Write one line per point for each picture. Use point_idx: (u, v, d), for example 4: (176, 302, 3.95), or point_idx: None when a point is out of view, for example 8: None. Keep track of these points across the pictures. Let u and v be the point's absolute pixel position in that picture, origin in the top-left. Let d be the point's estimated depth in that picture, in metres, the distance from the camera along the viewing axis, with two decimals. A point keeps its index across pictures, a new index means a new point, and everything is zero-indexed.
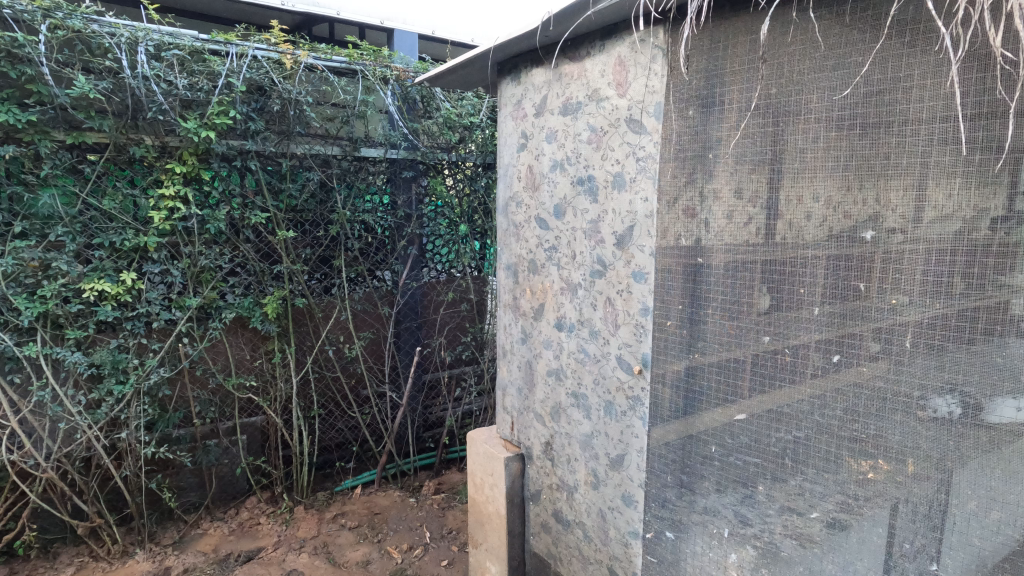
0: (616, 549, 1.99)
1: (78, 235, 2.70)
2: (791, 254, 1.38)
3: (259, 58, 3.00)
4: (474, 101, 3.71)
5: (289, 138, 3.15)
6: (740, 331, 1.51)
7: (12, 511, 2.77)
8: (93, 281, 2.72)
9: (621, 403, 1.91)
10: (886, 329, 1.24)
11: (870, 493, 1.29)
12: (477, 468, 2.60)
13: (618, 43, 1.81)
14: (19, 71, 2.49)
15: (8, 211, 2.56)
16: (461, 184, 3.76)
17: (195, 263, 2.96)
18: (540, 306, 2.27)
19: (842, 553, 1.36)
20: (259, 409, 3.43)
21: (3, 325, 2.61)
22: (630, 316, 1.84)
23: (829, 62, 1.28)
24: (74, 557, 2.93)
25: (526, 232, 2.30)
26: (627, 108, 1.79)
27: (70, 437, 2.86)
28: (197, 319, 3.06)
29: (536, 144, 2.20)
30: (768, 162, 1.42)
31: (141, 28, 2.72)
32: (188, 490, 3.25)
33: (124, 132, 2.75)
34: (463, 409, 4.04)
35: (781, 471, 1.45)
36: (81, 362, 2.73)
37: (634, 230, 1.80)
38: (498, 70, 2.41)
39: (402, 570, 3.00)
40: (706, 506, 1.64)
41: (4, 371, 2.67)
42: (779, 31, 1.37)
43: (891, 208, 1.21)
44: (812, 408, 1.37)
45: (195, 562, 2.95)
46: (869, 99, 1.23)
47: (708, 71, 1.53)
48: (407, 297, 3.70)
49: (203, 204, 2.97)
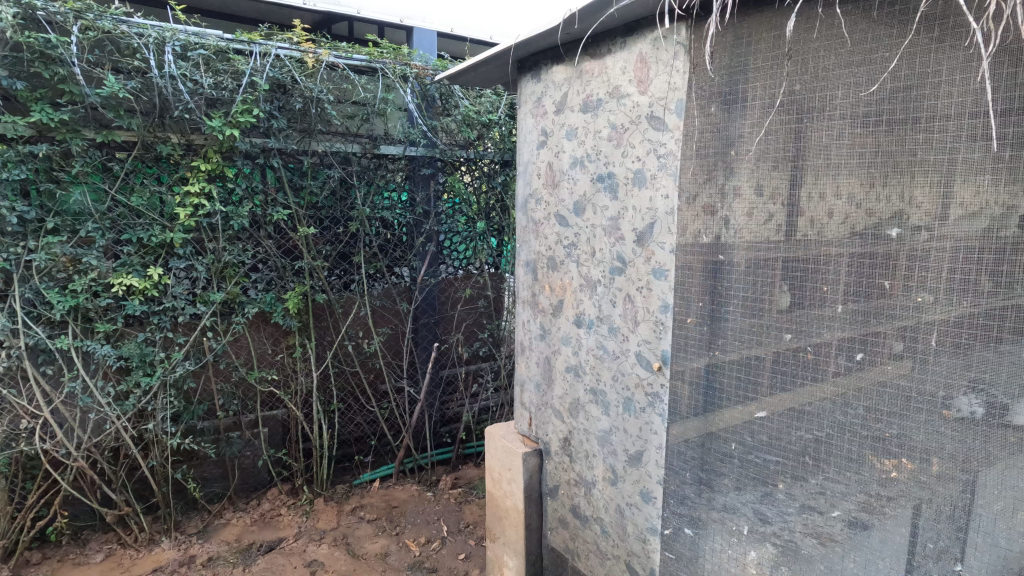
0: (634, 545, 1.99)
1: (107, 232, 2.77)
2: (814, 252, 1.37)
3: (282, 57, 3.05)
4: (493, 98, 3.72)
5: (310, 136, 3.20)
6: (762, 330, 1.51)
7: (45, 499, 2.87)
8: (121, 276, 2.80)
9: (640, 400, 1.92)
10: (911, 328, 1.23)
11: (893, 493, 1.28)
12: (495, 462, 2.62)
13: (640, 40, 1.80)
14: (52, 71, 2.56)
15: (42, 207, 2.64)
16: (478, 181, 3.77)
17: (219, 259, 3.03)
18: (559, 303, 2.28)
19: (864, 553, 1.35)
20: (281, 403, 3.49)
21: (37, 318, 2.71)
22: (650, 313, 1.84)
23: (854, 58, 1.27)
24: (103, 544, 3.01)
25: (545, 229, 2.31)
26: (648, 105, 1.79)
27: (100, 427, 2.94)
28: (221, 313, 3.12)
29: (556, 141, 2.20)
30: (791, 159, 1.41)
31: (168, 28, 2.78)
32: (212, 481, 3.31)
33: (151, 131, 2.82)
34: (480, 404, 4.07)
35: (801, 470, 1.45)
36: (110, 355, 2.81)
37: (655, 228, 1.80)
38: (519, 67, 2.41)
39: (420, 563, 3.04)
40: (725, 504, 1.64)
41: (38, 363, 2.76)
42: (804, 27, 1.35)
43: (915, 205, 1.20)
44: (835, 407, 1.37)
45: (219, 551, 3.02)
46: (896, 95, 1.21)
47: (731, 68, 1.53)
48: (425, 294, 3.73)
49: (227, 201, 3.03)
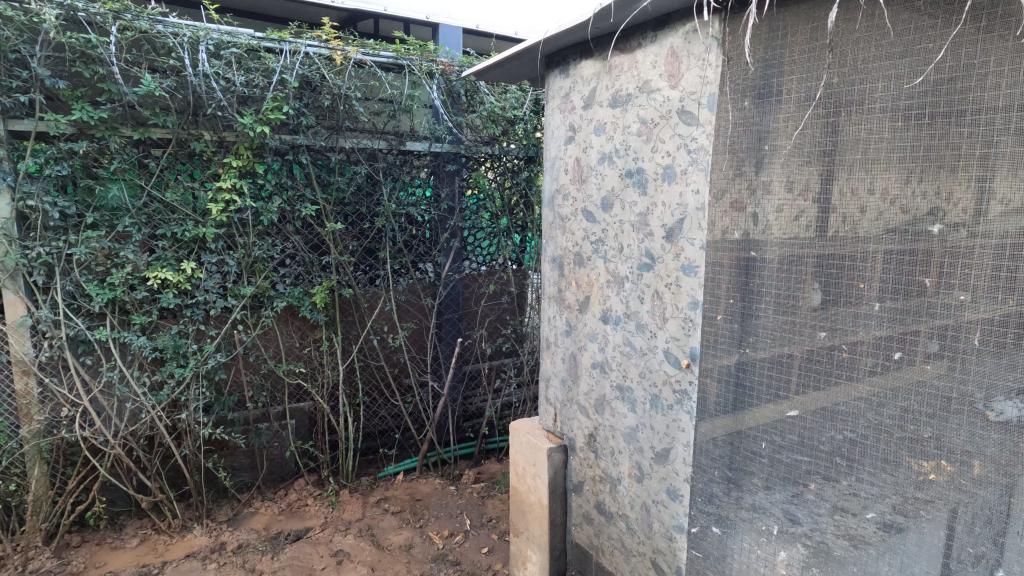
0: (660, 542, 1.98)
1: (143, 227, 2.85)
2: (850, 248, 1.34)
3: (311, 55, 3.09)
4: (518, 94, 3.71)
5: (338, 133, 3.24)
6: (794, 328, 1.49)
7: (84, 484, 2.97)
8: (156, 270, 2.88)
9: (668, 397, 1.90)
10: (952, 327, 1.19)
11: (931, 496, 1.25)
12: (520, 457, 2.63)
13: (671, 34, 1.79)
14: (92, 70, 2.66)
15: (81, 203, 2.75)
16: (502, 177, 3.78)
17: (249, 253, 3.09)
18: (585, 299, 2.28)
19: (898, 555, 1.33)
20: (308, 395, 3.54)
21: (78, 309, 2.82)
22: (679, 310, 1.82)
23: (896, 49, 1.23)
24: (138, 529, 3.11)
25: (572, 224, 2.30)
26: (679, 100, 1.77)
27: (136, 416, 3.03)
28: (251, 307, 3.19)
29: (584, 136, 2.19)
30: (826, 154, 1.38)
31: (202, 28, 2.84)
32: (241, 471, 3.39)
33: (185, 128, 2.88)
34: (503, 400, 4.08)
35: (833, 471, 1.42)
36: (145, 346, 2.91)
37: (684, 223, 1.78)
38: (547, 62, 2.40)
39: (443, 556, 3.06)
40: (754, 503, 1.63)
41: (78, 353, 2.86)
42: (844, 18, 1.32)
43: (954, 201, 1.17)
44: (871, 406, 1.33)
45: (249, 539, 3.09)
46: (940, 87, 1.18)
47: (766, 61, 1.50)
48: (449, 289, 3.74)
49: (257, 196, 3.08)
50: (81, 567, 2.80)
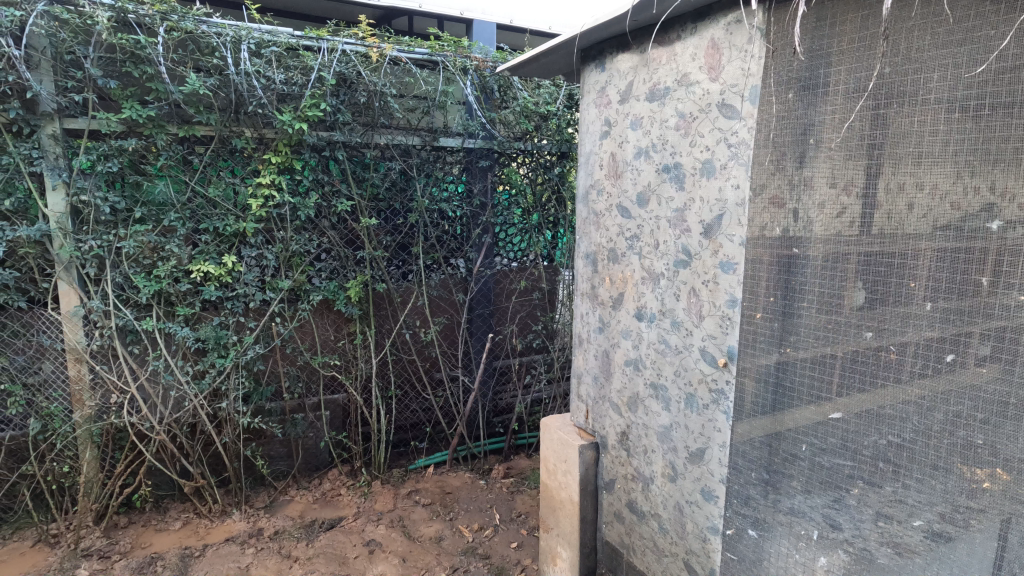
0: (693, 543, 1.96)
1: (187, 221, 2.96)
2: (900, 246, 1.29)
3: (348, 53, 3.13)
4: (551, 89, 3.69)
5: (373, 129, 3.28)
6: (839, 328, 1.44)
7: (131, 468, 3.10)
8: (199, 263, 2.98)
9: (703, 396, 1.87)
10: (1010, 329, 1.13)
11: (982, 505, 1.19)
12: (550, 453, 2.62)
13: (712, 25, 1.75)
14: (141, 70, 2.76)
15: (130, 198, 2.87)
16: (535, 173, 3.77)
17: (287, 247, 3.16)
18: (619, 296, 2.26)
19: (947, 565, 1.28)
20: (342, 387, 3.60)
21: (126, 300, 2.95)
22: (716, 307, 1.79)
23: (954, 37, 1.18)
24: (181, 513, 3.23)
25: (606, 220, 2.29)
26: (719, 93, 1.73)
27: (179, 404, 3.14)
28: (288, 301, 3.26)
29: (620, 131, 2.17)
30: (874, 148, 1.33)
31: (243, 27, 2.90)
32: (278, 459, 3.47)
33: (227, 125, 2.97)
34: (532, 396, 4.08)
35: (876, 477, 1.38)
36: (189, 336, 3.02)
37: (724, 219, 1.74)
38: (583, 56, 2.38)
39: (473, 549, 3.09)
40: (793, 507, 1.59)
41: (126, 342, 2.99)
42: (901, 5, 1.26)
43: (1010, 197, 1.11)
44: (920, 409, 1.28)
45: (285, 525, 3.18)
46: (1002, 76, 1.12)
47: (813, 51, 1.46)
48: (480, 285, 3.77)
49: (295, 192, 3.15)
50: (128, 547, 2.94)
